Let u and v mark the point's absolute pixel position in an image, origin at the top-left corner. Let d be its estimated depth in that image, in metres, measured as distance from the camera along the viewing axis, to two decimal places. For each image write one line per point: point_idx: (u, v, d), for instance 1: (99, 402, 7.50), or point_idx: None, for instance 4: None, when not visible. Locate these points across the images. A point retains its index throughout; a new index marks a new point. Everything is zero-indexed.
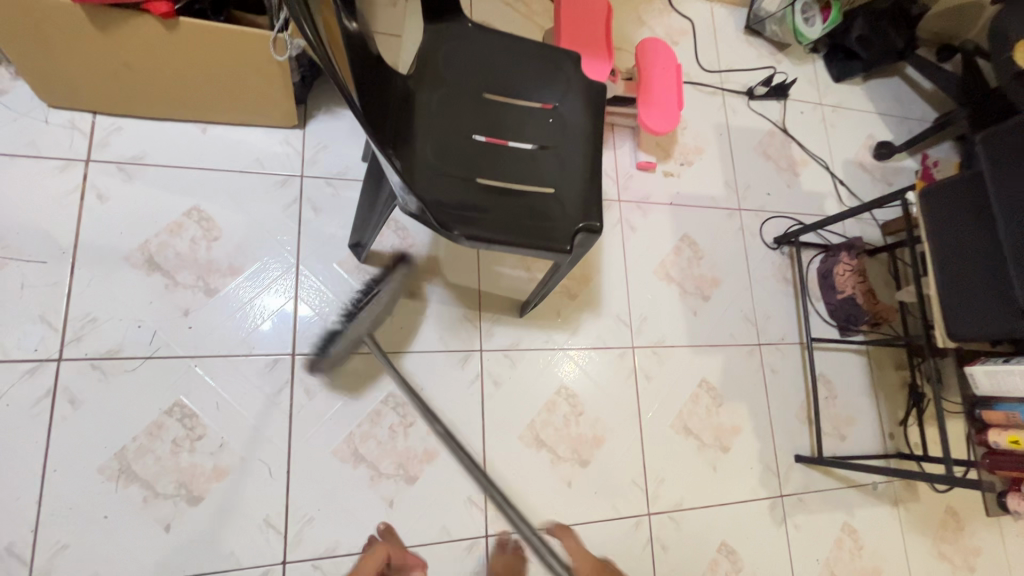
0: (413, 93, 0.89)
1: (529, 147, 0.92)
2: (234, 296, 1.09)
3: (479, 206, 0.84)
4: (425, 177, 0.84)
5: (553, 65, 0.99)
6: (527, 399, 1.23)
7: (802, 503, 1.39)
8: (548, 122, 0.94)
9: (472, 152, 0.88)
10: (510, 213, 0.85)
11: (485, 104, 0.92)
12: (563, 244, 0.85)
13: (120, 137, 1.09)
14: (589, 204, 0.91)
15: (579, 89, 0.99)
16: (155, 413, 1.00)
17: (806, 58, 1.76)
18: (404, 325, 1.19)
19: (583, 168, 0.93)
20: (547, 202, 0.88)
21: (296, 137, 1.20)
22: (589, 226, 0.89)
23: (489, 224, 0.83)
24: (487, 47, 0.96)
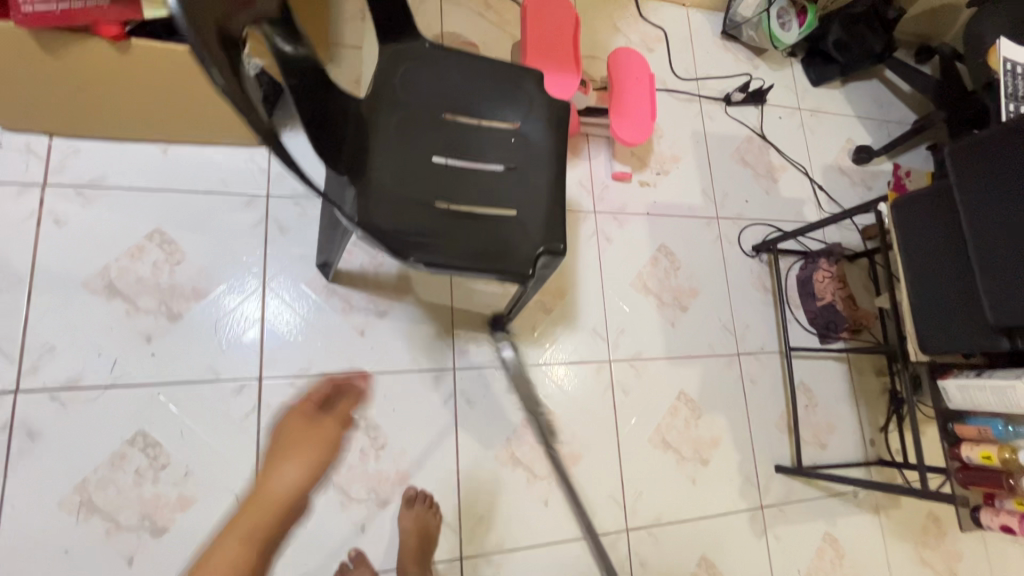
0: (370, 117, 0.88)
1: (490, 169, 0.90)
2: (200, 320, 1.07)
3: (438, 231, 0.84)
4: (383, 203, 0.82)
5: (515, 82, 0.97)
6: (501, 417, 1.21)
7: (782, 514, 1.38)
8: (510, 141, 0.93)
9: (431, 175, 0.87)
10: (471, 237, 0.85)
11: (444, 125, 0.91)
12: (524, 268, 0.85)
13: (78, 160, 1.07)
14: (553, 226, 0.90)
15: (542, 105, 0.97)
16: (116, 444, 0.98)
17: (784, 62, 1.74)
18: (376, 346, 1.16)
19: (546, 187, 0.92)
20: (509, 226, 0.87)
21: (261, 155, 1.17)
22: (552, 249, 0.88)
23: (449, 251, 0.83)
24: (447, 66, 0.94)
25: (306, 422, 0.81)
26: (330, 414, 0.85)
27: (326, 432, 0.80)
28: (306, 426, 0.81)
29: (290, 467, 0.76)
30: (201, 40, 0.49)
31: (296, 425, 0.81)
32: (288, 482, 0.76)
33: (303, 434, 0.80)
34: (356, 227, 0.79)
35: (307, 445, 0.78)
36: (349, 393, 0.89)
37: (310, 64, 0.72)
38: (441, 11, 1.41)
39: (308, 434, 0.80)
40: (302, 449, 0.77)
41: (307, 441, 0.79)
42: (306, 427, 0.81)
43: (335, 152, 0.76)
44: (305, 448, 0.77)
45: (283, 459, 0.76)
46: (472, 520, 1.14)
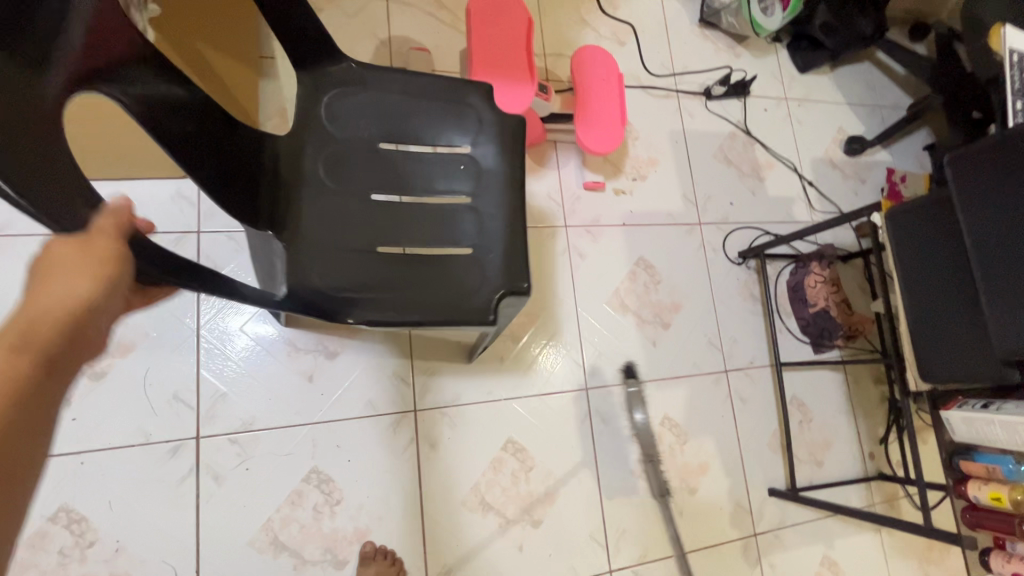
0: (296, 158, 0.77)
1: (441, 203, 0.79)
2: (126, 377, 0.97)
3: (380, 281, 0.73)
4: (315, 256, 0.72)
5: (462, 97, 0.84)
6: (468, 459, 1.12)
7: (778, 540, 1.30)
8: (460, 168, 0.81)
9: (370, 217, 0.76)
10: (418, 283, 0.74)
11: (384, 157, 0.80)
12: (483, 315, 0.74)
13: None
14: (514, 259, 0.78)
15: (497, 123, 0.84)
16: (37, 521, 0.89)
17: (768, 48, 1.62)
18: (327, 391, 1.07)
19: (505, 217, 0.80)
20: (462, 267, 0.76)
21: (189, 188, 1.06)
22: (515, 289, 0.77)
23: (392, 304, 0.72)
24: (384, 86, 0.82)
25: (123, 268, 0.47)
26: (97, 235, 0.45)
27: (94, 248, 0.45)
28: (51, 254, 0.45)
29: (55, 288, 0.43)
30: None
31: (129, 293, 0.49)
32: (73, 297, 0.43)
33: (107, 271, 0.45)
34: (284, 288, 0.70)
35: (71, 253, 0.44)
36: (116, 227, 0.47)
37: (199, 109, 0.66)
38: (387, 12, 1.28)
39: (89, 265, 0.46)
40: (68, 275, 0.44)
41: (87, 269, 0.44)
42: (75, 251, 0.44)
43: (247, 205, 0.69)
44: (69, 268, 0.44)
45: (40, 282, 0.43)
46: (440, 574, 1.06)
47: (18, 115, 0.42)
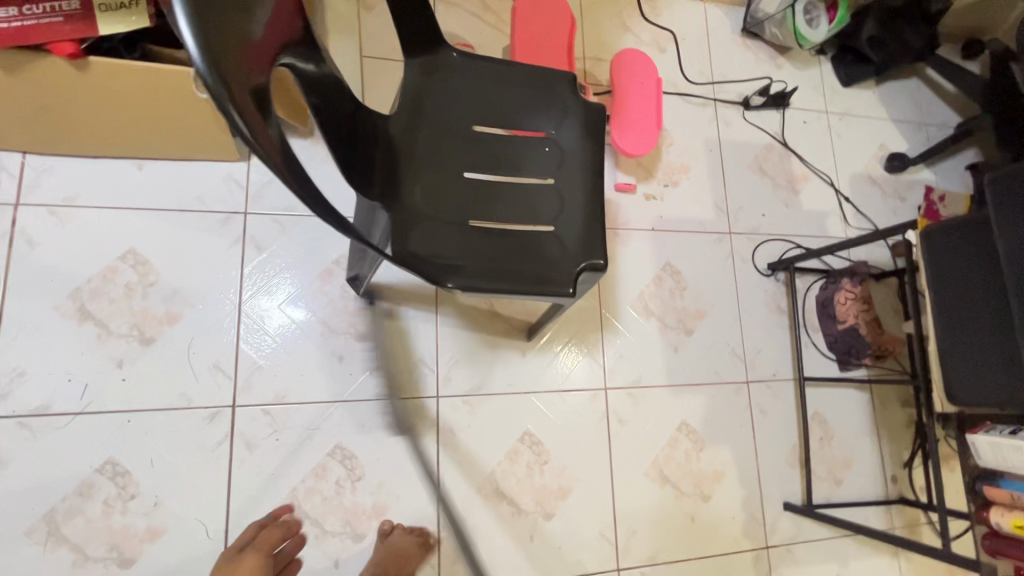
0: (395, 133, 0.78)
1: (527, 183, 0.82)
2: (175, 343, 1.04)
3: (472, 251, 0.75)
4: (417, 224, 0.74)
5: (547, 83, 0.86)
6: (487, 448, 1.15)
7: (790, 554, 1.29)
8: (543, 151, 0.83)
9: (462, 192, 0.79)
10: (506, 256, 0.77)
11: (475, 136, 0.82)
12: (565, 286, 0.77)
13: (51, 178, 1.04)
14: (594, 235, 0.81)
15: (578, 111, 0.85)
16: (86, 472, 0.96)
17: (812, 60, 1.60)
18: (356, 371, 1.11)
19: (584, 201, 0.82)
20: (545, 244, 0.79)
21: (240, 171, 1.13)
22: (594, 262, 0.80)
23: (483, 273, 0.74)
24: (476, 69, 0.84)
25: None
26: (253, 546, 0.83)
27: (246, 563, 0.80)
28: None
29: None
30: (231, 92, 0.44)
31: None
32: None
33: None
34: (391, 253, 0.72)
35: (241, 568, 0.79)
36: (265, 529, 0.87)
37: (331, 81, 0.66)
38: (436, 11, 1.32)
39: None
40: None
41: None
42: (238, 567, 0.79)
43: (365, 173, 0.70)
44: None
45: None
46: (452, 556, 1.09)
47: (253, 78, 0.49)
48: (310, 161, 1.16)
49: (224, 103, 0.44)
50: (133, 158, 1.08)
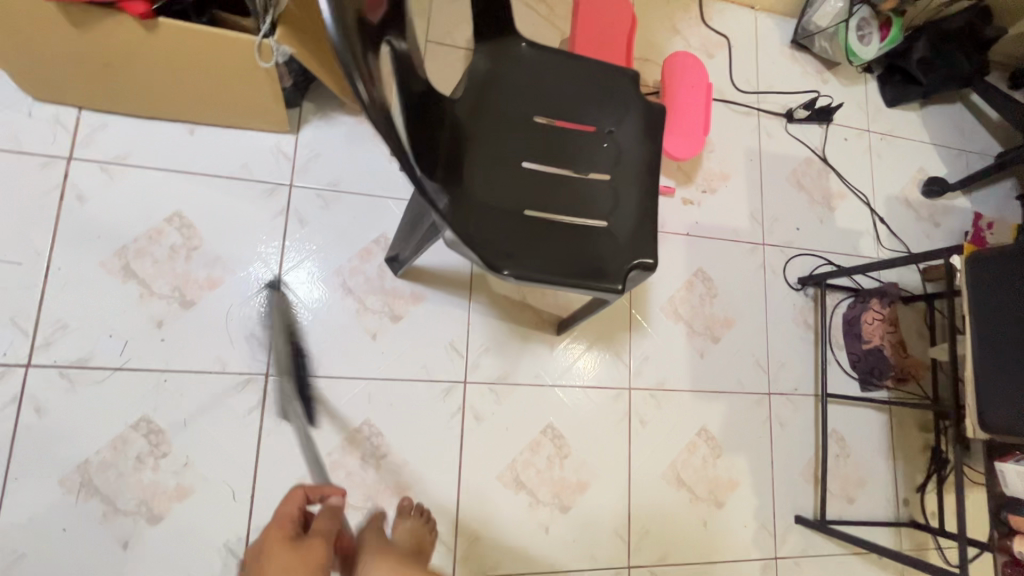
0: (461, 118, 0.78)
1: (584, 178, 0.82)
2: (215, 308, 1.05)
3: (528, 241, 0.76)
4: (476, 211, 0.75)
5: (610, 80, 0.86)
6: (510, 437, 1.16)
7: (798, 567, 1.30)
8: (602, 147, 0.83)
9: (521, 182, 0.79)
10: (561, 248, 0.77)
11: (536, 127, 0.82)
12: (616, 282, 0.77)
13: (104, 135, 1.05)
14: (646, 236, 0.81)
15: (638, 109, 0.86)
16: (120, 427, 0.97)
17: (858, 78, 1.59)
18: (389, 350, 1.12)
19: (639, 199, 0.83)
20: (598, 240, 0.79)
21: (288, 143, 1.13)
22: (644, 262, 0.80)
23: (539, 263, 0.75)
24: (540, 61, 0.84)
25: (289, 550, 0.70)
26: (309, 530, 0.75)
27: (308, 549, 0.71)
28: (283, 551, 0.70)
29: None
30: (352, 55, 0.49)
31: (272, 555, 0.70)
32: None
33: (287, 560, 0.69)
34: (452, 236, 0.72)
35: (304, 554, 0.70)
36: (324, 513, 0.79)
37: (408, 60, 0.66)
38: None
39: (283, 558, 0.69)
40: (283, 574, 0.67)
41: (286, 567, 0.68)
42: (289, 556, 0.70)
43: (432, 155, 0.70)
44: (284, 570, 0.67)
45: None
46: (468, 539, 1.11)
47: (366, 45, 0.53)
48: (357, 141, 1.17)
49: (349, 66, 0.49)
50: (185, 122, 1.09)
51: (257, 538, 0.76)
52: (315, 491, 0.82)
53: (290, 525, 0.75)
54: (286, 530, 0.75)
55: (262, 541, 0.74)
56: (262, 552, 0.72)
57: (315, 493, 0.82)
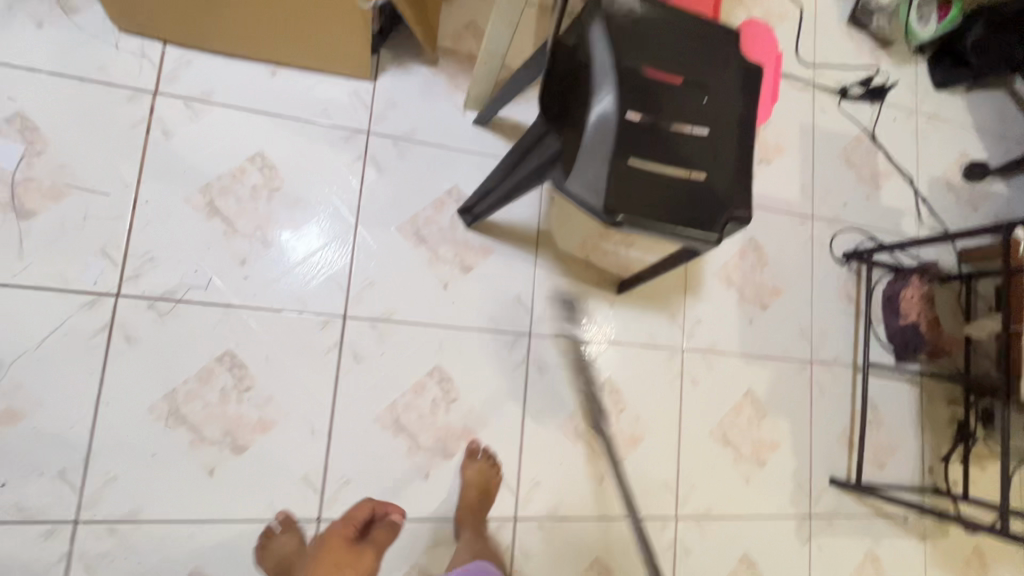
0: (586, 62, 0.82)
1: (688, 130, 0.83)
2: (295, 248, 1.07)
3: (639, 189, 0.78)
4: (589, 157, 0.78)
5: (706, 37, 0.88)
6: (571, 390, 1.20)
7: (829, 525, 1.37)
8: (702, 101, 0.85)
9: (632, 129, 0.79)
10: (667, 197, 0.80)
11: (643, 76, 0.81)
12: (714, 233, 0.82)
13: (189, 71, 1.04)
14: (740, 191, 0.84)
15: (733, 66, 0.88)
16: (207, 359, 1.00)
17: (909, 59, 1.61)
18: (458, 300, 1.15)
19: (736, 153, 0.85)
20: (698, 191, 0.82)
21: (366, 90, 1.14)
22: (737, 215, 0.84)
23: (648, 211, 0.78)
24: (642, 13, 0.85)
25: (347, 549, 0.83)
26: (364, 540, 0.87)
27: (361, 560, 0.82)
28: (347, 551, 0.82)
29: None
30: None
31: (335, 552, 0.82)
32: None
33: (345, 559, 0.81)
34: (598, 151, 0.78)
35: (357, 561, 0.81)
36: (384, 523, 0.91)
37: None
38: None
39: (346, 558, 0.81)
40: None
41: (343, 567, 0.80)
42: (346, 556, 0.82)
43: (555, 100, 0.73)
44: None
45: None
46: (529, 484, 1.15)
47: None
48: (433, 92, 1.18)
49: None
50: (267, 64, 1.09)
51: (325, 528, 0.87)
52: (380, 506, 0.92)
53: (351, 528, 0.87)
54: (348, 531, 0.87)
55: (324, 539, 0.85)
56: (322, 547, 0.83)
57: (380, 508, 0.92)
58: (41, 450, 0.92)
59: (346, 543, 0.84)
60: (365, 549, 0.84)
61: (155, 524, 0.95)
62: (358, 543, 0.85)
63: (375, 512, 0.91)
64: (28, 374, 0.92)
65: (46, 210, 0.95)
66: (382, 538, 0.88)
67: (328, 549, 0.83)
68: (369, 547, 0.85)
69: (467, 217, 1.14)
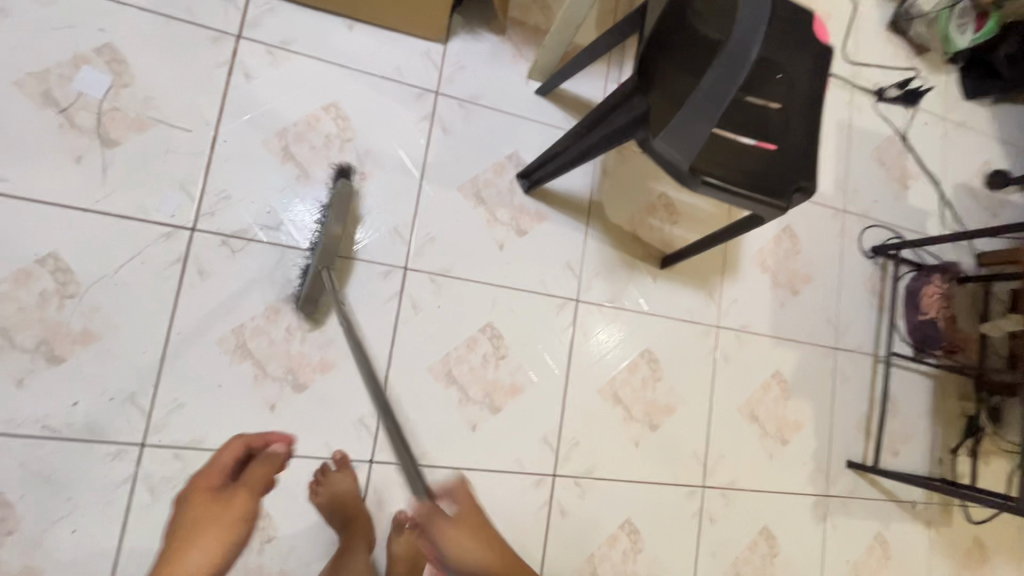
0: (691, 26, 0.85)
1: (761, 103, 0.87)
2: (362, 198, 1.10)
3: (715, 153, 0.83)
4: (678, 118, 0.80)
5: (779, 19, 0.94)
6: (612, 357, 1.25)
7: (844, 506, 1.43)
8: (777, 78, 0.89)
9: None
10: (739, 164, 0.84)
11: None
12: (781, 201, 0.85)
13: (272, 18, 1.08)
14: (807, 164, 0.88)
15: (804, 48, 0.93)
16: (275, 299, 1.03)
17: (941, 67, 1.68)
18: (512, 261, 1.19)
19: (804, 128, 0.90)
20: (770, 161, 0.86)
21: (437, 53, 1.17)
22: (804, 187, 0.87)
23: (723, 175, 0.82)
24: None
25: (212, 500, 0.68)
26: (236, 485, 0.71)
27: (233, 508, 0.67)
28: (210, 504, 0.67)
29: (195, 551, 0.62)
30: None
31: (198, 508, 0.67)
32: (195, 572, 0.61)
33: (208, 513, 0.66)
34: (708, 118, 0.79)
35: (229, 511, 0.66)
36: (263, 458, 0.75)
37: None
38: None
39: (211, 512, 0.66)
40: (207, 537, 0.63)
41: (209, 523, 0.64)
42: (217, 508, 0.67)
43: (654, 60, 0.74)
44: (209, 529, 0.64)
45: (191, 540, 0.63)
46: (568, 444, 1.19)
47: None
48: (500, 59, 1.21)
49: None
50: (345, 19, 1.12)
51: (183, 487, 0.72)
52: (256, 440, 0.78)
53: (219, 477, 0.73)
54: (211, 480, 0.72)
55: (184, 499, 0.69)
56: (183, 509, 0.68)
57: (257, 442, 0.78)
58: (112, 371, 0.94)
59: (207, 493, 0.69)
60: (235, 493, 0.69)
61: None
62: (227, 491, 0.70)
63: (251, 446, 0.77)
64: (105, 297, 0.95)
65: (130, 141, 0.98)
66: (258, 472, 0.73)
67: (188, 509, 0.67)
68: (241, 488, 0.70)
69: (524, 180, 1.19)
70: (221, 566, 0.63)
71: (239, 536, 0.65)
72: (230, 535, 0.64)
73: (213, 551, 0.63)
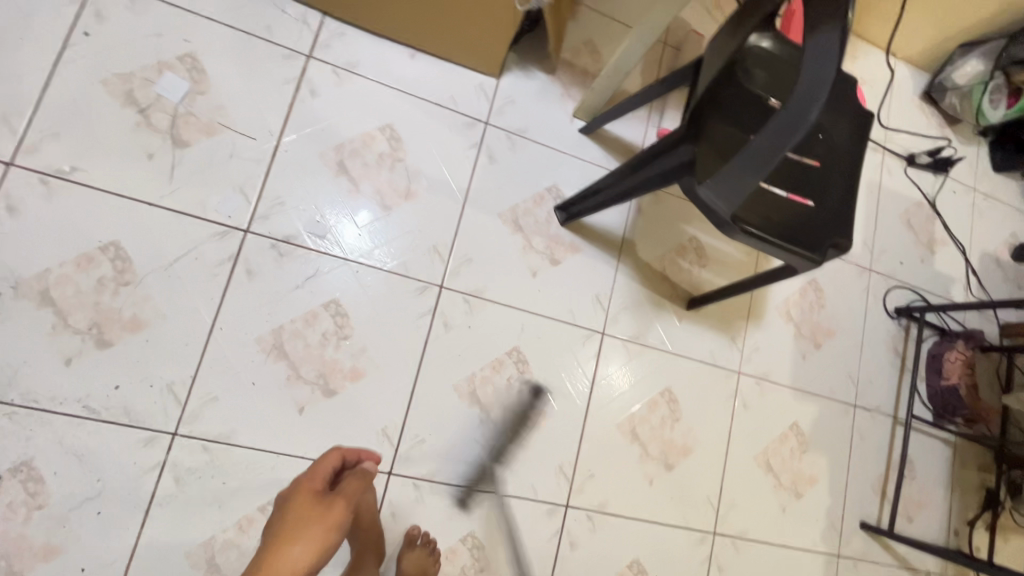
0: (739, 85, 0.92)
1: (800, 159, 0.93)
2: (407, 216, 1.14)
3: (755, 202, 0.87)
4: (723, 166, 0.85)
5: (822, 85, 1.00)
6: (633, 392, 1.26)
7: (856, 568, 1.40)
8: (817, 138, 0.95)
9: None
10: (778, 215, 0.87)
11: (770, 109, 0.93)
12: (818, 254, 0.87)
13: (341, 42, 1.15)
14: (844, 221, 0.91)
15: (844, 113, 0.99)
16: (315, 304, 1.07)
17: (971, 138, 1.72)
18: (544, 289, 1.22)
19: (843, 186, 0.93)
20: (808, 214, 0.89)
21: (490, 86, 1.23)
22: (840, 243, 0.89)
23: (762, 223, 0.85)
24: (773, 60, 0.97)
25: (316, 500, 0.76)
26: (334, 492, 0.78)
27: (330, 514, 0.74)
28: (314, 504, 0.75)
29: (298, 546, 0.71)
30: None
31: (304, 506, 0.75)
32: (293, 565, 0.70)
33: (311, 515, 0.74)
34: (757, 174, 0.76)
35: (327, 516, 0.74)
36: (358, 469, 0.81)
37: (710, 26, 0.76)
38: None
39: (312, 514, 0.74)
40: (309, 534, 0.72)
41: (310, 524, 0.73)
42: (318, 513, 0.74)
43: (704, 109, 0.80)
44: (309, 529, 0.72)
45: (295, 535, 0.72)
46: (582, 476, 1.19)
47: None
48: (548, 96, 1.28)
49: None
50: (408, 48, 1.19)
51: (292, 483, 0.80)
52: (351, 453, 0.83)
53: (320, 481, 0.79)
54: (315, 482, 0.79)
55: (294, 493, 0.78)
56: (292, 501, 0.76)
57: (352, 455, 0.84)
58: (154, 360, 0.97)
59: (314, 494, 0.77)
60: (334, 500, 0.76)
61: (243, 449, 0.99)
62: (328, 496, 0.77)
63: (347, 459, 0.83)
64: (157, 288, 0.99)
65: (198, 143, 1.04)
66: (354, 485, 0.78)
67: (295, 505, 0.75)
68: (339, 497, 0.77)
69: (563, 213, 1.23)
70: (317, 563, 0.72)
71: (333, 541, 0.73)
72: (326, 539, 0.72)
73: (309, 551, 0.71)
